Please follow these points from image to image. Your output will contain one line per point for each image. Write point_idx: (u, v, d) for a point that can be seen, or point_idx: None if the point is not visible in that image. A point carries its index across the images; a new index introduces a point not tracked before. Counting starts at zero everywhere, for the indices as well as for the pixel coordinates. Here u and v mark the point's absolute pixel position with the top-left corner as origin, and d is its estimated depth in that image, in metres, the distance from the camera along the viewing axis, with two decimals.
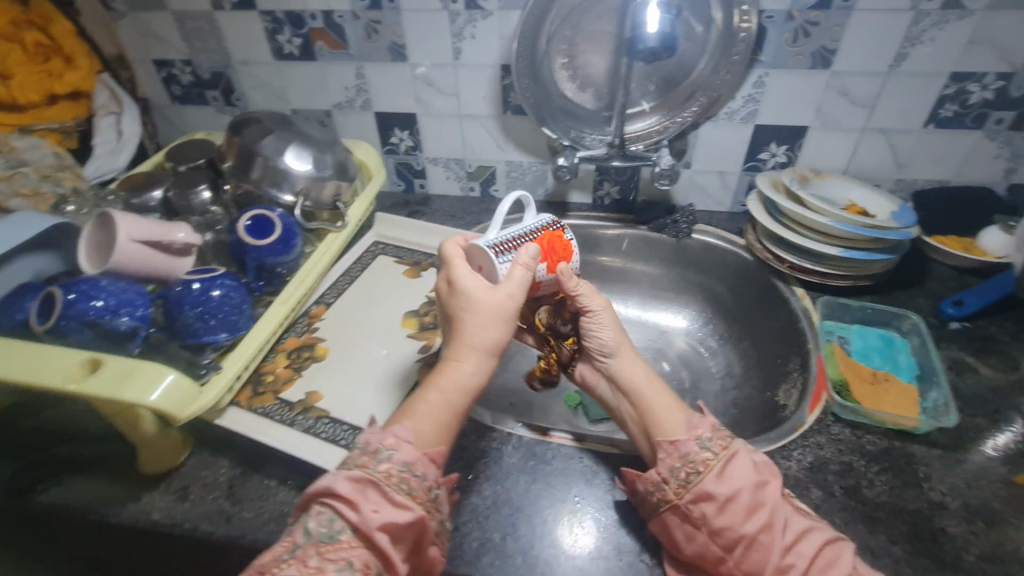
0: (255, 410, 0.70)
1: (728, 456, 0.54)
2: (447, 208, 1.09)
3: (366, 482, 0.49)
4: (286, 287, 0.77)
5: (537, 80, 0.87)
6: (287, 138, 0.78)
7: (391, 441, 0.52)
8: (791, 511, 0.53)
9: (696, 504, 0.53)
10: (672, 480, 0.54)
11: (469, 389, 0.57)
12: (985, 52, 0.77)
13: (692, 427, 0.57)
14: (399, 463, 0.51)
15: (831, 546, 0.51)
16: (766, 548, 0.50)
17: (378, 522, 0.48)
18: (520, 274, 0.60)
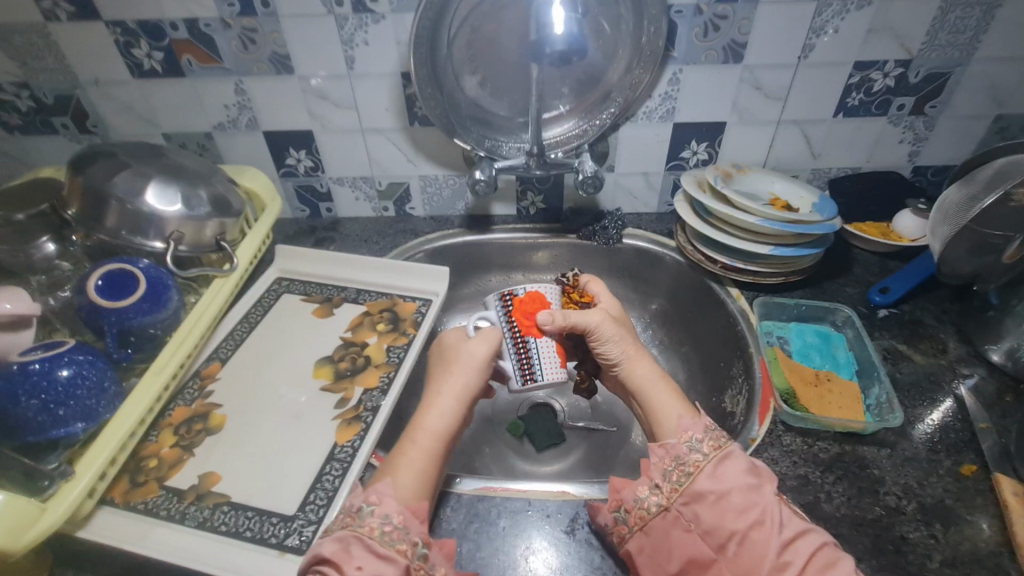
0: (133, 509, 0.57)
1: (720, 456, 0.53)
2: (359, 232, 0.99)
3: (351, 538, 0.48)
4: (160, 351, 0.63)
5: (444, 89, 0.79)
6: (147, 173, 0.65)
7: (374, 497, 0.52)
8: (790, 512, 0.50)
9: (689, 505, 0.52)
10: (665, 484, 0.54)
11: (439, 435, 0.60)
12: (884, 40, 0.78)
13: (684, 429, 0.57)
14: (382, 517, 0.50)
15: (831, 547, 0.48)
16: (760, 549, 0.48)
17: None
18: (476, 345, 0.65)
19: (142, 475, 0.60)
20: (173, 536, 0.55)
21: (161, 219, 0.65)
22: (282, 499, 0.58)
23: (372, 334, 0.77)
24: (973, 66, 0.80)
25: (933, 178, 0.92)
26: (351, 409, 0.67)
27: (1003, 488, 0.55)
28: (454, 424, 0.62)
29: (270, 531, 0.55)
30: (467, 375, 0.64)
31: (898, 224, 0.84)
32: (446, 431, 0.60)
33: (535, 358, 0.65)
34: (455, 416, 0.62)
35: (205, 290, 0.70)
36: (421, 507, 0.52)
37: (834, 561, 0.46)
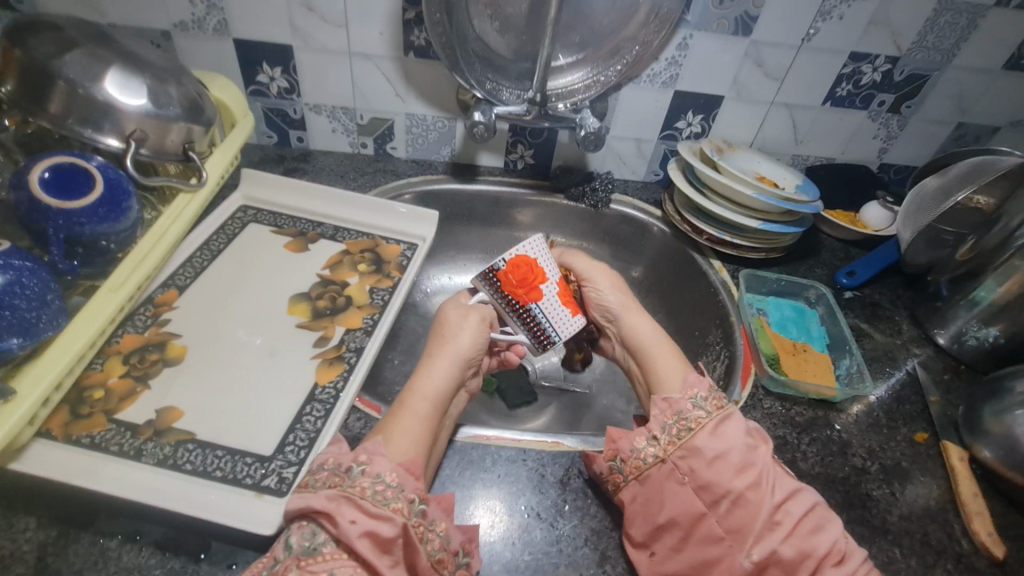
0: (78, 443, 0.50)
1: (723, 415, 0.53)
2: (333, 167, 0.91)
3: (341, 496, 0.44)
4: (115, 267, 0.56)
5: (451, 17, 0.73)
6: (105, 57, 0.56)
7: (363, 456, 0.47)
8: (784, 475, 0.51)
9: (685, 459, 0.52)
10: (663, 437, 0.53)
11: (433, 398, 0.55)
12: (881, 34, 0.80)
13: (688, 386, 0.56)
14: (374, 476, 0.46)
15: (819, 509, 0.50)
16: (754, 507, 0.48)
17: (358, 534, 0.42)
18: (472, 318, 0.62)
19: (86, 407, 0.53)
20: (127, 473, 0.48)
21: (118, 115, 0.55)
22: (257, 439, 0.53)
23: (353, 274, 0.72)
24: (950, 72, 0.84)
25: (895, 176, 0.98)
26: (332, 348, 0.62)
27: (950, 454, 0.61)
28: (452, 388, 0.58)
29: (244, 472, 0.50)
30: (464, 341, 0.60)
31: (865, 214, 0.90)
32: (444, 394, 0.56)
33: (544, 321, 0.59)
34: (452, 381, 0.58)
35: (169, 204, 0.62)
36: (416, 465, 0.48)
37: (819, 523, 0.48)
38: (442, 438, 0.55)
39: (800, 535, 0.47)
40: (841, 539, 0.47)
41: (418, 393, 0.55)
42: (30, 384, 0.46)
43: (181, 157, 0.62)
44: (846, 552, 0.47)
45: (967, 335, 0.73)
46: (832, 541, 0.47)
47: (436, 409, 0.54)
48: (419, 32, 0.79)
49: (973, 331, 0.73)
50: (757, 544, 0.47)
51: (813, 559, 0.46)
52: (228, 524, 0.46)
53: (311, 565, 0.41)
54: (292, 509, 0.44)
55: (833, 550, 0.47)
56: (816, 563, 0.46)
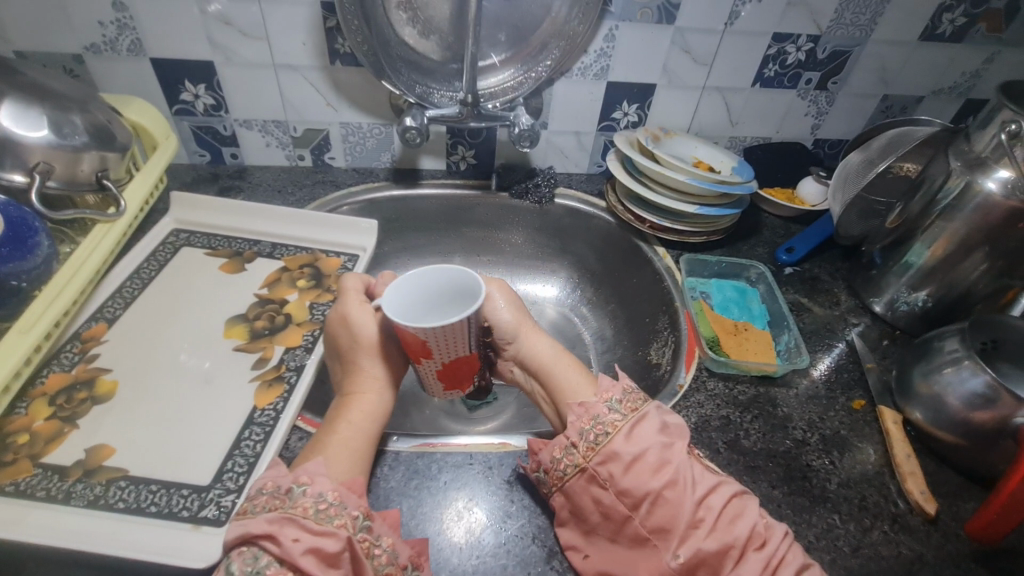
0: (0, 492, 0.48)
1: (636, 417, 0.53)
2: (271, 182, 0.89)
3: (282, 518, 0.43)
4: (29, 307, 0.53)
5: (370, 23, 0.72)
6: (1, 89, 0.54)
7: (305, 477, 0.47)
8: (701, 469, 0.51)
9: (604, 464, 0.51)
10: (581, 443, 0.53)
11: (378, 411, 0.56)
12: (800, 14, 0.82)
13: (602, 391, 0.56)
14: (316, 495, 0.45)
15: (738, 500, 0.50)
16: (672, 506, 0.48)
17: (301, 551, 0.42)
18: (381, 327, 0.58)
19: (9, 453, 0.51)
20: (55, 518, 0.47)
21: (19, 148, 0.53)
22: (193, 469, 0.52)
23: (292, 291, 0.71)
24: (870, 46, 0.86)
25: (829, 151, 1.01)
26: (271, 369, 0.61)
27: (885, 418, 0.63)
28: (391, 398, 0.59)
29: (180, 505, 0.49)
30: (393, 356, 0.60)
31: (802, 190, 0.93)
32: (384, 407, 0.57)
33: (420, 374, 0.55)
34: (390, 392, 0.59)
35: (87, 236, 0.60)
36: (359, 483, 0.48)
37: (739, 510, 0.48)
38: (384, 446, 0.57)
39: (721, 529, 0.47)
40: (760, 523, 0.48)
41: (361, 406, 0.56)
42: None
43: (96, 187, 0.60)
44: (768, 532, 0.48)
45: (900, 301, 0.76)
46: (751, 529, 0.47)
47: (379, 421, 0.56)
48: (342, 39, 0.77)
49: (904, 298, 0.75)
50: (681, 543, 0.47)
51: (735, 550, 0.46)
52: (164, 561, 0.46)
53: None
54: (231, 537, 0.43)
55: (753, 537, 0.47)
56: (740, 553, 0.46)
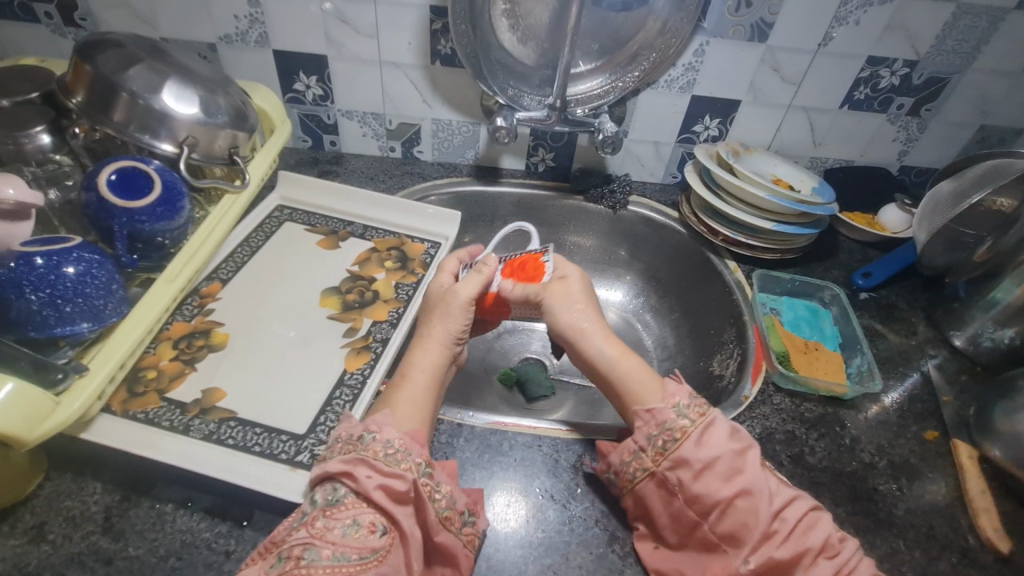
0: (135, 417, 0.55)
1: (705, 423, 0.52)
2: (363, 169, 0.96)
3: (355, 458, 0.48)
4: (169, 261, 0.61)
5: (476, 28, 0.77)
6: (163, 70, 0.62)
7: (374, 426, 0.50)
8: (775, 480, 0.51)
9: (674, 470, 0.51)
10: (650, 448, 0.53)
11: (430, 369, 0.59)
12: (898, 38, 0.81)
13: (669, 394, 0.55)
14: (384, 441, 0.49)
15: (812, 514, 0.49)
16: (746, 515, 0.48)
17: (374, 486, 0.46)
18: (473, 281, 0.63)
19: (141, 385, 0.58)
20: (177, 445, 0.54)
21: (172, 121, 0.61)
22: (291, 419, 0.58)
23: (380, 271, 0.76)
24: (970, 75, 0.84)
25: (916, 178, 0.98)
26: (360, 338, 0.67)
27: (959, 452, 0.62)
28: (448, 356, 0.61)
29: (279, 448, 0.55)
30: (455, 316, 0.62)
31: (884, 217, 0.91)
32: (440, 364, 0.60)
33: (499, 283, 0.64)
34: (447, 349, 0.61)
35: (215, 207, 0.67)
36: (420, 434, 0.52)
37: (812, 522, 0.48)
38: (443, 402, 0.60)
39: (796, 538, 0.47)
40: (833, 535, 0.48)
41: (416, 365, 0.59)
42: (99, 363, 0.51)
43: (227, 161, 0.67)
44: (840, 544, 0.48)
45: (983, 336, 0.73)
46: (823, 541, 0.47)
47: (434, 378, 0.59)
48: (445, 41, 0.83)
49: (989, 333, 0.73)
50: (753, 551, 0.47)
51: (807, 556, 0.46)
52: (267, 493, 0.51)
53: (336, 513, 0.45)
54: (314, 477, 0.48)
55: (826, 547, 0.47)
56: (812, 560, 0.46)
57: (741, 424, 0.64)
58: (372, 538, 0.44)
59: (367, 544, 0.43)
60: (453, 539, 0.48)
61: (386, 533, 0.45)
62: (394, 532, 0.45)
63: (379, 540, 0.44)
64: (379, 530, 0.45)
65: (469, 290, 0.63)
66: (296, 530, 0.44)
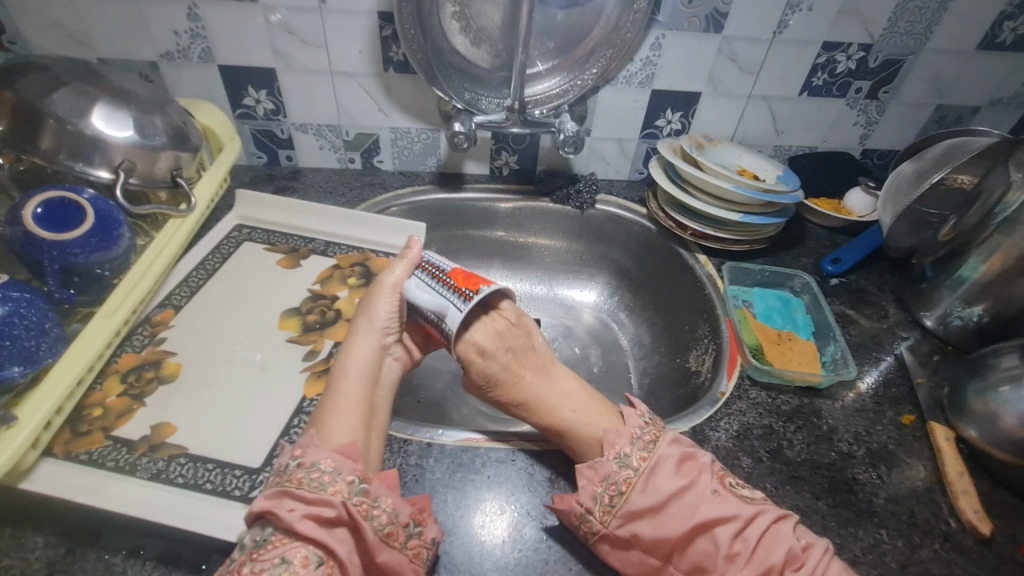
0: (79, 460, 0.52)
1: (650, 466, 0.52)
2: (322, 183, 0.93)
3: (277, 491, 0.45)
4: (110, 294, 0.58)
5: (426, 32, 0.75)
6: (91, 93, 0.58)
7: (299, 450, 0.48)
8: (730, 500, 0.50)
9: (625, 525, 0.49)
10: (596, 508, 0.50)
11: (364, 374, 0.56)
12: (851, 22, 0.81)
13: (610, 443, 0.53)
14: (309, 466, 0.46)
15: (776, 527, 0.49)
16: (708, 550, 0.48)
17: (299, 517, 0.43)
18: (400, 268, 0.59)
19: (85, 424, 0.55)
20: (124, 488, 0.50)
21: (106, 146, 0.58)
22: (246, 452, 0.55)
23: (343, 288, 0.74)
24: (925, 56, 0.85)
25: (879, 161, 0.99)
26: (320, 361, 0.64)
27: (936, 435, 0.61)
28: (379, 357, 0.59)
29: (232, 484, 0.52)
30: (382, 316, 0.59)
31: (849, 201, 0.91)
32: (372, 368, 0.57)
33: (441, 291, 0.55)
34: (377, 353, 0.59)
35: (158, 232, 0.64)
36: (353, 448, 0.49)
37: (773, 535, 0.48)
38: (387, 407, 0.57)
39: (760, 557, 0.47)
40: (795, 545, 0.47)
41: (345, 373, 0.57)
42: (30, 410, 0.48)
43: (170, 184, 0.64)
44: (805, 553, 0.47)
45: (953, 315, 0.73)
46: (787, 554, 0.47)
47: (368, 384, 0.56)
48: (396, 47, 0.80)
49: (958, 312, 0.73)
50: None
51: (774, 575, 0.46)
52: (218, 536, 0.48)
53: (262, 554, 0.42)
54: (245, 525, 0.46)
55: (792, 560, 0.47)
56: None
57: (718, 422, 0.62)
58: (306, 572, 0.41)
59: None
60: (399, 555, 0.46)
61: (322, 563, 0.42)
62: (331, 562, 0.43)
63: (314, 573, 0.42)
64: (313, 562, 0.42)
65: (398, 272, 0.59)
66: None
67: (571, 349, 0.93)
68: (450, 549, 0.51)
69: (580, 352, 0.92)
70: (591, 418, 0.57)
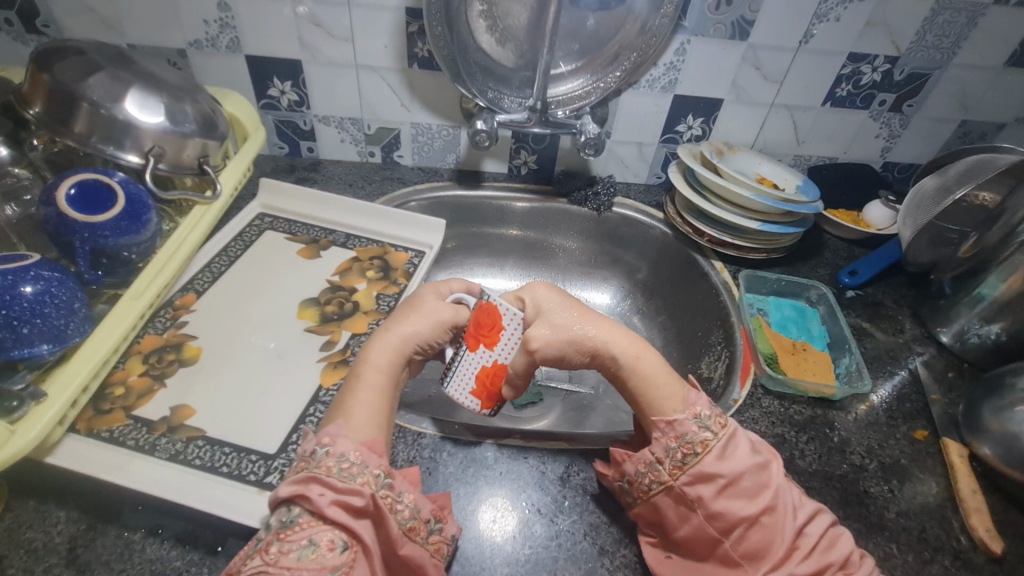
0: (101, 437, 0.53)
1: (728, 435, 0.50)
2: (342, 175, 0.94)
3: (307, 477, 0.45)
4: (136, 277, 0.59)
5: (452, 29, 0.75)
6: (126, 78, 0.59)
7: (327, 438, 0.48)
8: (795, 493, 0.50)
9: (693, 486, 0.49)
10: (667, 461, 0.51)
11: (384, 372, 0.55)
12: (879, 35, 0.80)
13: (690, 404, 0.53)
14: (338, 456, 0.46)
15: (833, 530, 0.49)
16: (770, 532, 0.47)
17: (328, 503, 0.44)
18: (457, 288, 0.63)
19: (107, 403, 0.56)
20: (145, 467, 0.51)
21: (137, 131, 0.59)
22: (264, 437, 0.56)
23: (361, 281, 0.74)
24: (951, 70, 0.84)
25: (899, 174, 0.98)
26: (337, 352, 0.65)
27: (949, 451, 0.61)
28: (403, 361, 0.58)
29: (248, 469, 0.53)
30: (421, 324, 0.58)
31: (868, 214, 0.90)
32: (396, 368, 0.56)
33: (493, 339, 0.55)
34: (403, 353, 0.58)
35: (184, 217, 0.65)
36: (377, 444, 0.49)
37: (832, 539, 0.48)
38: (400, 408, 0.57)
39: (817, 554, 0.46)
40: (853, 553, 0.47)
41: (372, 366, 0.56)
42: (60, 387, 0.49)
43: (197, 171, 0.65)
44: (858, 562, 0.47)
45: (970, 332, 0.73)
46: (844, 557, 0.47)
47: (389, 382, 0.55)
48: (422, 44, 0.81)
49: (975, 329, 0.73)
50: (774, 567, 0.46)
51: (829, 572, 0.46)
52: (234, 518, 0.49)
53: (290, 535, 0.42)
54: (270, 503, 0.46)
55: (846, 565, 0.46)
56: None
57: None
58: (331, 556, 0.42)
59: (326, 564, 0.41)
60: (419, 549, 0.46)
61: (348, 548, 0.43)
62: (356, 546, 0.43)
63: (339, 557, 0.42)
64: (338, 547, 0.42)
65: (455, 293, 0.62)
66: (250, 558, 0.42)
67: None
68: (462, 542, 0.51)
69: None
70: (660, 380, 0.55)
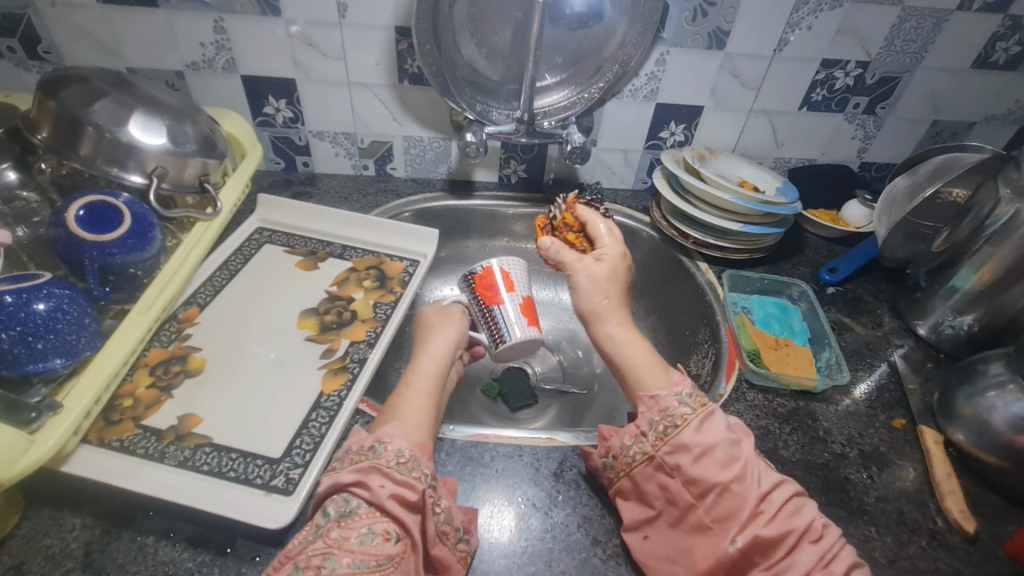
0: (112, 446, 0.55)
1: (705, 412, 0.54)
2: (337, 188, 0.96)
3: (369, 467, 0.48)
4: (142, 292, 0.62)
5: (440, 46, 0.79)
6: (128, 103, 0.62)
7: (385, 437, 0.51)
8: (765, 466, 0.52)
9: (673, 454, 0.52)
10: (651, 433, 0.55)
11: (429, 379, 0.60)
12: (849, 41, 0.84)
13: (673, 384, 0.57)
14: (395, 451, 0.49)
15: (800, 499, 0.51)
16: (738, 499, 0.49)
17: (387, 495, 0.46)
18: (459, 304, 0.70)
19: (117, 414, 0.58)
20: (155, 473, 0.54)
21: (140, 153, 0.61)
22: (269, 442, 0.58)
23: (359, 290, 0.77)
24: (921, 73, 0.88)
25: (876, 174, 1.02)
26: (337, 359, 0.67)
27: (926, 437, 0.64)
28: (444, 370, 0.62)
29: (255, 473, 0.55)
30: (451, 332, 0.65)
31: (847, 212, 0.94)
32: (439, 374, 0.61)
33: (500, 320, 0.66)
34: (445, 362, 0.63)
35: (187, 234, 0.68)
36: (428, 446, 0.52)
37: (798, 507, 0.50)
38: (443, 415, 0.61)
39: (782, 518, 0.48)
40: (819, 521, 0.49)
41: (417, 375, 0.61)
42: (74, 399, 0.51)
43: (198, 189, 0.68)
44: (824, 531, 0.49)
45: (945, 324, 0.76)
46: (808, 524, 0.48)
47: (437, 386, 0.60)
48: (412, 60, 0.84)
49: (949, 321, 0.76)
50: (740, 529, 0.48)
51: (792, 537, 0.47)
52: (242, 520, 0.51)
53: (351, 522, 0.45)
54: (325, 488, 0.48)
55: (811, 532, 0.48)
56: (796, 542, 0.47)
57: None
58: (387, 545, 0.44)
59: (381, 552, 0.44)
60: (450, 552, 0.49)
61: (400, 540, 0.45)
62: (408, 540, 0.46)
63: (394, 547, 0.44)
64: (392, 538, 0.45)
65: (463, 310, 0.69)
66: (313, 543, 0.44)
67: (576, 352, 0.95)
68: None
69: (585, 357, 0.94)
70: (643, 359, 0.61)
